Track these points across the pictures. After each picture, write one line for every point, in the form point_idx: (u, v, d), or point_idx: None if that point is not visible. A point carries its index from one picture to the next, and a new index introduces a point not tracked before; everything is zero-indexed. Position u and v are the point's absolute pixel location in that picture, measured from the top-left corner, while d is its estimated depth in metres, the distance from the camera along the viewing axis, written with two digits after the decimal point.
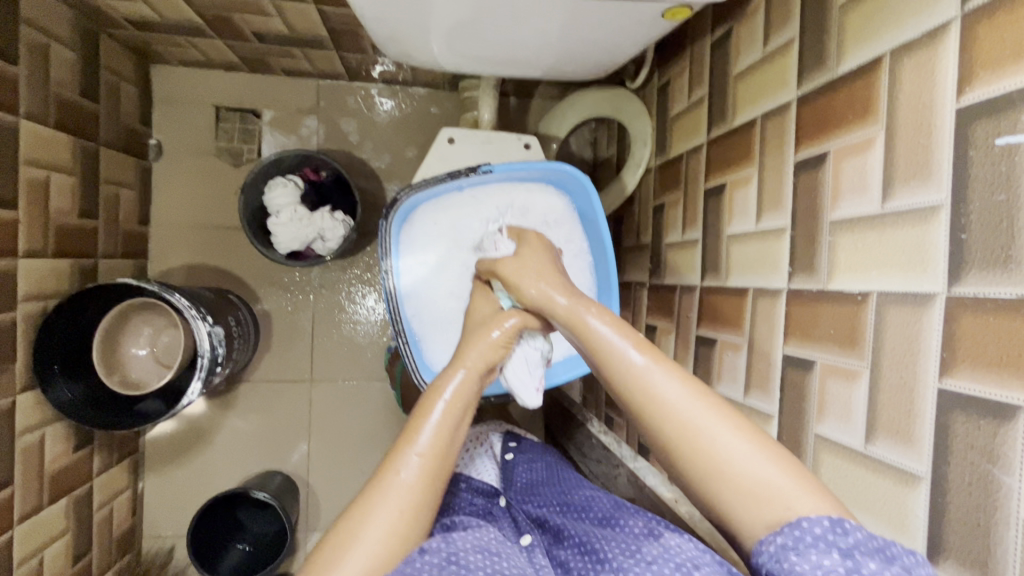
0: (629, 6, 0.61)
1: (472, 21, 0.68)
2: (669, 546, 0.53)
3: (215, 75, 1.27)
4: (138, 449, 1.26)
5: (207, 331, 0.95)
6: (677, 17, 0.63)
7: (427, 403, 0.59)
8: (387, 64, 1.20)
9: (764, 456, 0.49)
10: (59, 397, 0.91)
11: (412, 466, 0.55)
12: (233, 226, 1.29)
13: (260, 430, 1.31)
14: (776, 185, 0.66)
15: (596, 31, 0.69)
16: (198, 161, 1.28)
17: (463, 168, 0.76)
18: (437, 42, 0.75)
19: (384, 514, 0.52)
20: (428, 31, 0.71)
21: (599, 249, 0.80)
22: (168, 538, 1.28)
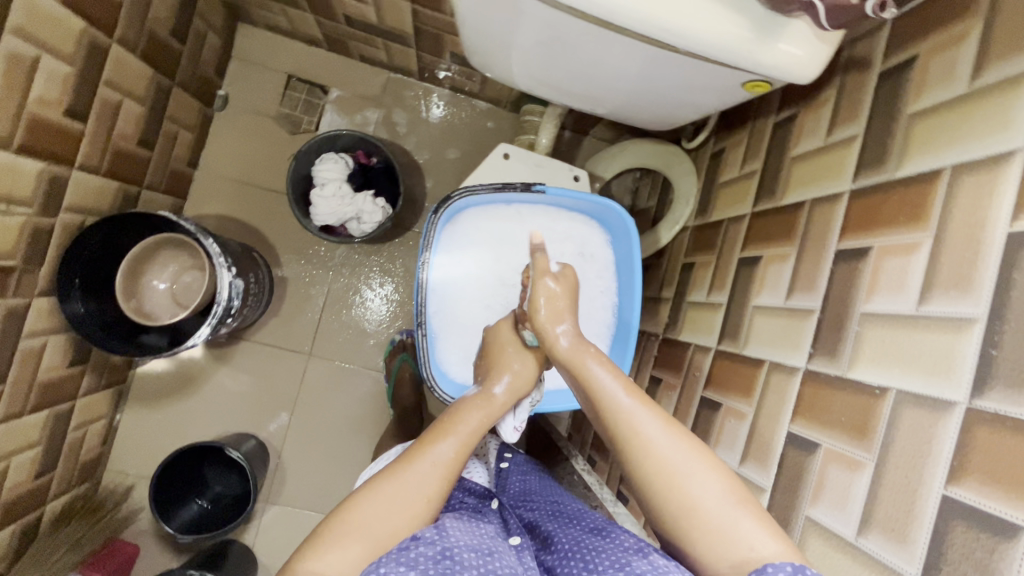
0: (714, 69, 0.63)
1: (557, 46, 0.71)
2: (658, 565, 0.52)
3: (296, 45, 1.32)
4: (126, 381, 1.26)
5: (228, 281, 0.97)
6: (757, 89, 0.64)
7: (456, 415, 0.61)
8: (460, 73, 1.24)
9: (737, 502, 0.52)
10: (73, 310, 0.93)
11: (445, 457, 0.57)
12: (274, 188, 1.32)
13: (247, 391, 1.31)
14: (813, 269, 0.68)
15: (671, 85, 0.72)
16: (258, 120, 1.32)
17: (518, 184, 0.78)
18: (517, 57, 0.78)
19: (405, 496, 0.54)
20: (513, 46, 0.74)
21: (627, 292, 0.81)
22: (130, 476, 1.26)
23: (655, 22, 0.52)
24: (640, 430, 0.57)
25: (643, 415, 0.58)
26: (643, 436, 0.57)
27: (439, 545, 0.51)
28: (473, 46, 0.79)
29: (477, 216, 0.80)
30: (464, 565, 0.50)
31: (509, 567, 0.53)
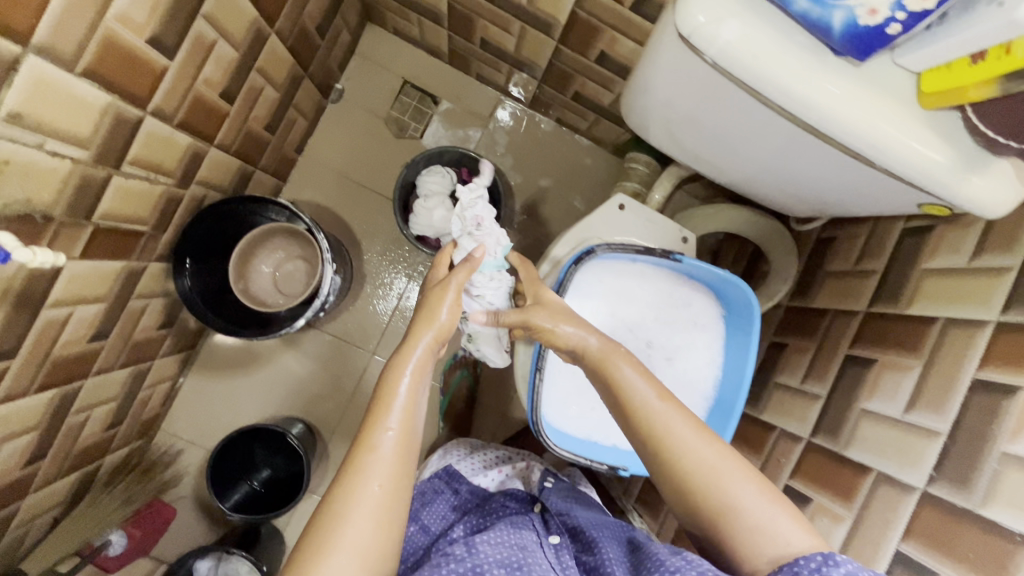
0: (891, 187, 0.62)
1: (714, 133, 0.71)
2: (690, 560, 0.56)
3: (417, 53, 1.35)
4: (196, 347, 1.28)
5: (330, 277, 0.99)
6: (934, 211, 0.63)
7: (389, 382, 0.65)
8: (574, 110, 1.26)
9: (778, 508, 0.55)
10: (183, 286, 0.96)
11: (386, 440, 0.60)
12: (370, 187, 1.35)
13: (306, 378, 1.33)
14: (941, 391, 0.68)
15: (830, 185, 0.70)
16: (367, 119, 1.35)
17: (659, 250, 0.78)
18: (664, 131, 0.78)
19: (371, 486, 0.57)
20: (667, 122, 0.75)
21: (735, 370, 0.81)
22: (180, 441, 1.28)
23: (861, 141, 0.52)
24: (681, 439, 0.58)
25: (674, 416, 0.59)
26: (675, 438, 0.58)
27: (468, 562, 0.62)
28: (632, 101, 0.76)
29: (607, 266, 0.81)
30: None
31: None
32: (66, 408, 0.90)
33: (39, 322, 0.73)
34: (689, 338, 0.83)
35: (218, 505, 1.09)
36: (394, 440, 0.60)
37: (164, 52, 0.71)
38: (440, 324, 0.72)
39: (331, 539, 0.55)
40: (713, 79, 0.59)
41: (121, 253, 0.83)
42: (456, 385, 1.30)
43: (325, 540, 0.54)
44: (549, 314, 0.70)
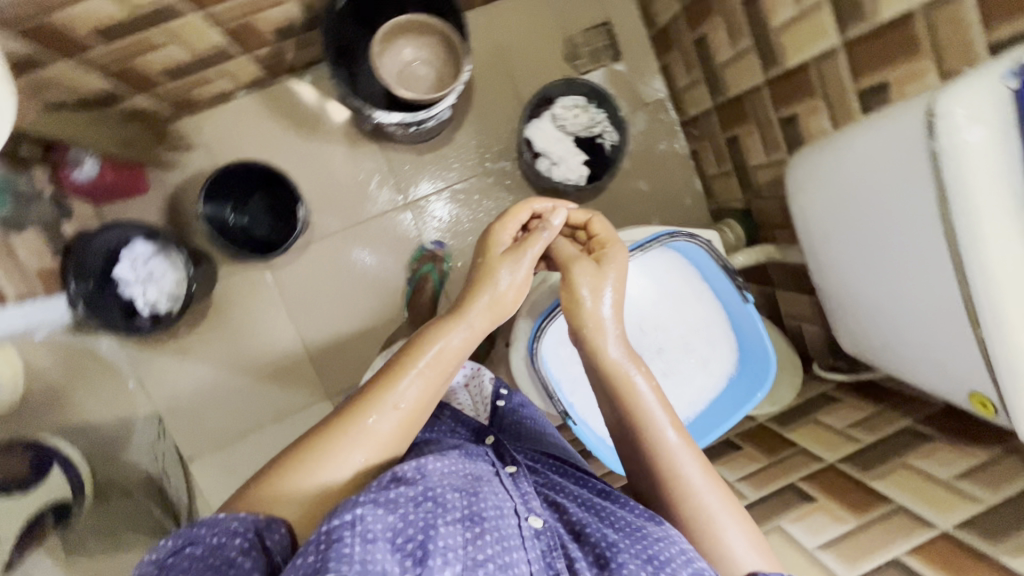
0: (963, 364, 0.64)
1: (852, 224, 0.73)
2: (672, 536, 0.61)
3: (633, 11, 1.37)
4: (274, 80, 1.25)
5: (445, 107, 1.00)
6: (979, 407, 0.65)
7: (408, 361, 0.69)
8: (716, 152, 1.29)
9: (757, 550, 0.64)
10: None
11: (384, 416, 0.65)
12: (513, 79, 1.35)
13: (338, 179, 1.30)
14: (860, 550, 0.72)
15: (902, 334, 0.72)
16: (555, 25, 1.36)
17: (738, 280, 0.82)
18: (807, 200, 0.80)
19: (355, 453, 0.63)
20: (821, 190, 0.77)
21: (716, 419, 0.86)
22: (196, 140, 1.24)
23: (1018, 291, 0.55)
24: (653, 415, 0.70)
25: (684, 453, 0.68)
26: (682, 473, 0.67)
27: (419, 486, 0.58)
28: (814, 152, 0.77)
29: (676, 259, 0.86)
30: (444, 504, 0.57)
31: (495, 508, 0.60)
32: None
33: None
34: (693, 371, 0.87)
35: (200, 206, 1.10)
36: (396, 425, 0.65)
37: None
38: (496, 302, 0.76)
39: (308, 478, 0.60)
40: (905, 170, 0.62)
41: None
42: (420, 277, 1.28)
43: (300, 467, 0.60)
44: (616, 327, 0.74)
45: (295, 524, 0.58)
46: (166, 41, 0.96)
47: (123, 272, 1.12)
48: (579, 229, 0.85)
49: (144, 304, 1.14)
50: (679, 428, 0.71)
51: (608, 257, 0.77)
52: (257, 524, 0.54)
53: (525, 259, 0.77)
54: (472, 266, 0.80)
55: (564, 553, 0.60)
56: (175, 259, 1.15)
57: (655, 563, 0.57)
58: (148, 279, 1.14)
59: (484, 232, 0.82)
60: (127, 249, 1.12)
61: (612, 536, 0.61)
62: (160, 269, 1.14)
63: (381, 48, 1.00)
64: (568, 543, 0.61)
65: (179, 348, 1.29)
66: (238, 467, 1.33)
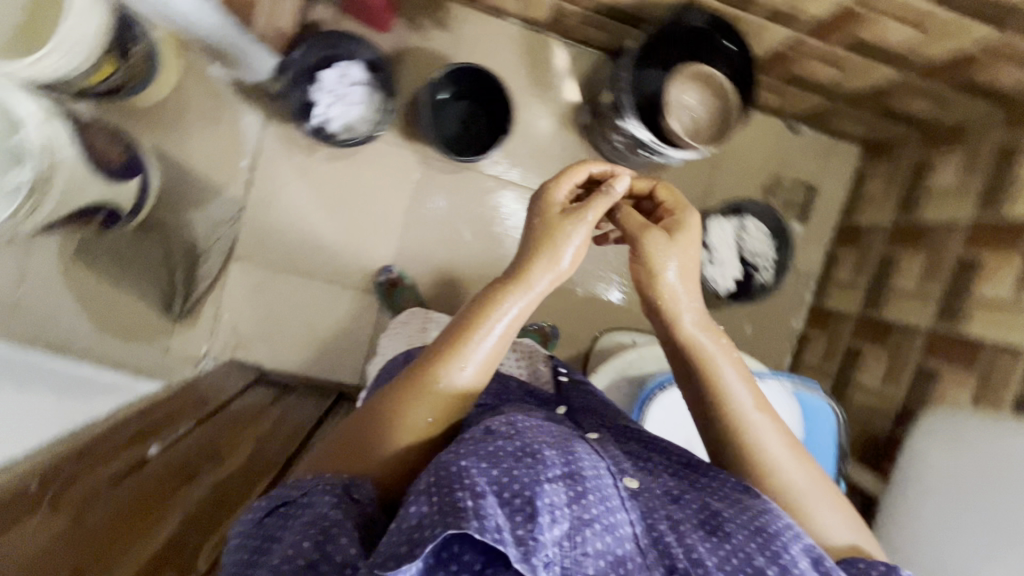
0: None
1: (988, 508, 0.87)
2: (776, 512, 0.61)
3: (840, 195, 1.44)
4: (541, 30, 1.31)
5: (675, 158, 1.04)
6: None
7: (474, 323, 0.68)
8: (830, 351, 1.33)
9: (823, 490, 0.70)
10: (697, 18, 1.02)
11: (451, 373, 0.66)
12: (714, 173, 1.40)
13: (526, 141, 1.34)
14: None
15: None
16: (775, 159, 1.42)
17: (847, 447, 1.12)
18: (943, 460, 0.96)
19: (423, 412, 0.64)
20: (964, 462, 0.93)
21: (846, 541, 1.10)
22: (448, 26, 1.28)
23: None
24: (738, 399, 0.73)
25: (769, 432, 0.72)
26: (768, 453, 0.70)
27: (516, 440, 0.59)
28: (970, 430, 0.94)
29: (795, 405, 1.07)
30: (545, 457, 0.57)
31: (593, 470, 0.59)
32: None
33: None
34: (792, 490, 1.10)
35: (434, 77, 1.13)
36: (470, 379, 0.67)
37: None
38: (558, 271, 0.73)
39: (380, 441, 0.63)
40: None
41: None
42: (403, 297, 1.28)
43: (369, 433, 0.63)
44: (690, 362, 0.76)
45: (377, 480, 0.60)
46: None
47: (327, 76, 1.13)
48: (643, 198, 0.86)
49: (319, 111, 1.14)
50: (766, 409, 0.74)
51: (694, 228, 0.80)
52: (339, 483, 0.57)
53: (589, 217, 0.75)
54: (525, 240, 0.75)
55: (663, 515, 0.60)
56: (373, 102, 1.18)
57: (765, 535, 0.57)
58: (343, 100, 1.16)
59: (538, 202, 0.78)
60: (345, 65, 1.16)
61: (714, 503, 0.62)
62: (356, 99, 1.17)
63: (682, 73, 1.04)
64: (665, 506, 0.61)
65: (304, 167, 1.29)
66: (267, 297, 1.32)
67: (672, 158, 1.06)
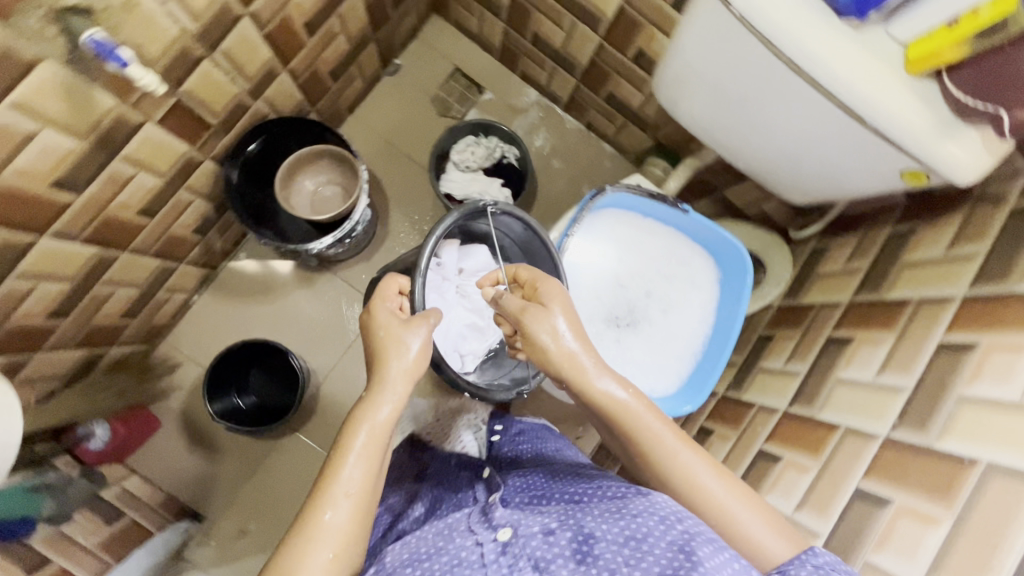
0: (879, 154, 0.71)
1: (738, 99, 0.78)
2: (677, 523, 0.53)
3: (473, 48, 1.49)
4: (216, 269, 1.34)
5: (363, 206, 1.09)
6: (914, 181, 0.71)
7: (350, 434, 0.65)
8: (605, 112, 1.37)
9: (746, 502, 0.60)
10: (227, 174, 1.05)
11: (338, 510, 0.60)
12: (409, 155, 1.44)
13: (317, 323, 1.37)
14: (981, 556, 0.52)
15: (820, 146, 0.75)
16: (417, 96, 1.47)
17: (668, 198, 0.87)
18: (691, 102, 0.86)
19: (351, 474, 0.63)
20: (697, 90, 0.82)
21: (730, 278, 0.88)
22: (181, 357, 1.31)
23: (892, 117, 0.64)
24: (631, 411, 0.65)
25: (645, 409, 0.65)
26: (638, 414, 0.65)
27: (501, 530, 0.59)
28: (661, 76, 0.86)
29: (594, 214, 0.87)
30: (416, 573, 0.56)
31: (452, 558, 0.57)
32: (99, 274, 0.95)
33: (109, 171, 0.81)
34: (671, 288, 0.90)
35: (208, 406, 1.18)
36: (358, 475, 0.63)
37: None
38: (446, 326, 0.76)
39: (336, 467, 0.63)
40: (750, 78, 0.73)
41: (188, 138, 0.92)
42: None
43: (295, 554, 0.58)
44: (625, 407, 0.65)
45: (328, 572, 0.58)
46: (115, 293, 1.03)
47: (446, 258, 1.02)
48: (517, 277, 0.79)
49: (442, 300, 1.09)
50: (680, 434, 0.65)
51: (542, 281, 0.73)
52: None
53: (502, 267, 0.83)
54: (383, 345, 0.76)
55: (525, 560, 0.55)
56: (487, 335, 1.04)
57: (632, 543, 0.52)
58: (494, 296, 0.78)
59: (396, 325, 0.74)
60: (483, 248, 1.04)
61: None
62: (467, 309, 1.03)
63: (290, 193, 1.12)
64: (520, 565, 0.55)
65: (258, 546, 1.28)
66: None
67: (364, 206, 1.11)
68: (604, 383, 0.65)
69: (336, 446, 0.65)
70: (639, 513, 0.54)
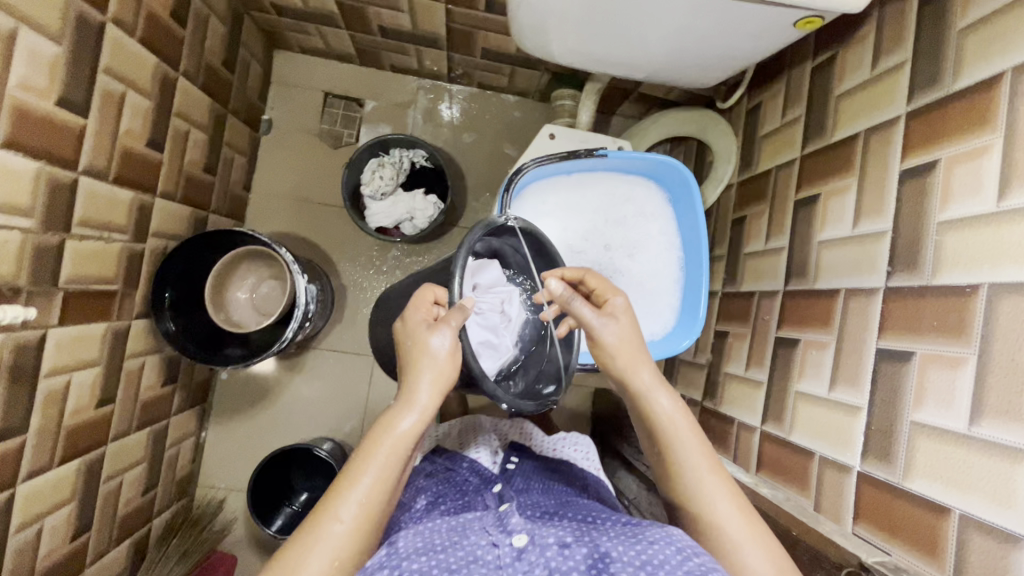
0: (761, 14, 0.67)
1: (608, 13, 0.73)
2: (669, 535, 0.56)
3: (331, 65, 1.37)
4: (207, 399, 1.32)
5: (304, 286, 1.04)
6: (808, 27, 0.68)
7: (370, 444, 0.58)
8: (488, 68, 1.27)
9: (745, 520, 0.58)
10: (168, 328, 0.99)
11: (350, 516, 0.54)
12: (325, 202, 1.37)
13: (325, 399, 1.36)
14: (1015, 386, 0.50)
15: (701, 32, 0.73)
16: (302, 140, 1.37)
17: (583, 151, 0.82)
18: (559, 35, 0.80)
19: (362, 486, 0.56)
20: (556, 18, 0.75)
21: (690, 249, 0.84)
22: (221, 490, 1.31)
23: None
24: (672, 431, 0.63)
25: (674, 424, 0.63)
26: (668, 427, 0.63)
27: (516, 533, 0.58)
28: (517, 21, 0.79)
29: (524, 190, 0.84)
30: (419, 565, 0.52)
31: (464, 555, 0.54)
32: (97, 478, 0.93)
33: (42, 393, 0.78)
34: (633, 232, 0.86)
35: (267, 530, 1.17)
36: (407, 429, 0.58)
37: (75, 111, 0.75)
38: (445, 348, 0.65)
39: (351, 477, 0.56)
40: None
41: (100, 316, 0.87)
42: None
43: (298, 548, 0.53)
44: (671, 427, 0.63)
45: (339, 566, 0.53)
46: (124, 481, 1.02)
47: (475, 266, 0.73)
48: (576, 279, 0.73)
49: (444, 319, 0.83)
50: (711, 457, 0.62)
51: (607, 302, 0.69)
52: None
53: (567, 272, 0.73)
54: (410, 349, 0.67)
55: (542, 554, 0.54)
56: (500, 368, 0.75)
57: (648, 567, 0.52)
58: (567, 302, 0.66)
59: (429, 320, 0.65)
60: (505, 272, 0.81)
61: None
62: (481, 324, 0.71)
63: (227, 311, 1.07)
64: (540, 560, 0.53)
65: None
66: None
67: (306, 283, 1.06)
68: (660, 399, 0.64)
69: (353, 457, 0.58)
70: (656, 541, 0.54)
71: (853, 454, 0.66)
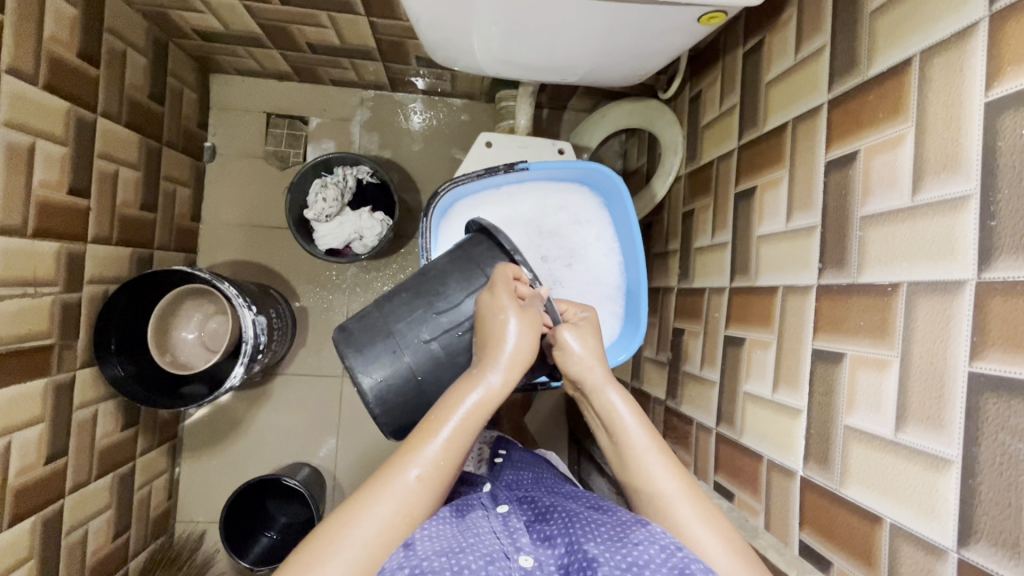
0: (673, 10, 0.64)
1: (520, 24, 0.70)
2: (654, 532, 0.51)
3: (270, 84, 1.34)
4: (178, 435, 1.31)
5: (251, 318, 1.02)
6: (715, 22, 0.66)
7: (438, 417, 0.54)
8: (427, 74, 1.24)
9: (711, 522, 0.54)
10: (114, 372, 0.98)
11: (420, 474, 0.51)
12: (277, 226, 1.34)
13: (296, 424, 1.35)
14: (934, 389, 0.48)
15: (617, 34, 0.70)
16: (248, 164, 1.34)
17: (502, 166, 0.81)
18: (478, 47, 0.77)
19: (432, 449, 0.53)
20: (471, 34, 0.73)
21: (627, 234, 0.82)
22: (201, 523, 1.31)
23: None
24: (626, 432, 0.60)
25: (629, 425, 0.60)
26: (619, 423, 0.61)
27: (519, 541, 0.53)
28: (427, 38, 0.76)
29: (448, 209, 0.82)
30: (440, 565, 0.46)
31: (483, 556, 0.49)
32: (56, 533, 0.92)
33: None
34: (574, 233, 0.84)
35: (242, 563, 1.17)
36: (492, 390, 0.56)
37: None
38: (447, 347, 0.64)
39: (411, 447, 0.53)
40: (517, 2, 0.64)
41: (36, 373, 0.85)
42: None
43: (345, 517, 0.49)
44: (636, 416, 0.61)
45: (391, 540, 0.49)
46: (91, 528, 1.01)
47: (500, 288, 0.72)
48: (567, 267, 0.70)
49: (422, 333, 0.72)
50: (665, 453, 0.59)
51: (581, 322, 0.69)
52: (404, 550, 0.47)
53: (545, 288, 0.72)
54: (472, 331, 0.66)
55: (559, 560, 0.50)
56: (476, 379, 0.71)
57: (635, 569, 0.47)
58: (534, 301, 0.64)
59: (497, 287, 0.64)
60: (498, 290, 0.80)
61: None
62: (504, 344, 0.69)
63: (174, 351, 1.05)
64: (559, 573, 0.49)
65: None
66: None
67: (253, 316, 1.04)
68: (614, 396, 0.62)
69: (426, 419, 0.55)
70: (641, 540, 0.49)
71: (795, 459, 0.64)
